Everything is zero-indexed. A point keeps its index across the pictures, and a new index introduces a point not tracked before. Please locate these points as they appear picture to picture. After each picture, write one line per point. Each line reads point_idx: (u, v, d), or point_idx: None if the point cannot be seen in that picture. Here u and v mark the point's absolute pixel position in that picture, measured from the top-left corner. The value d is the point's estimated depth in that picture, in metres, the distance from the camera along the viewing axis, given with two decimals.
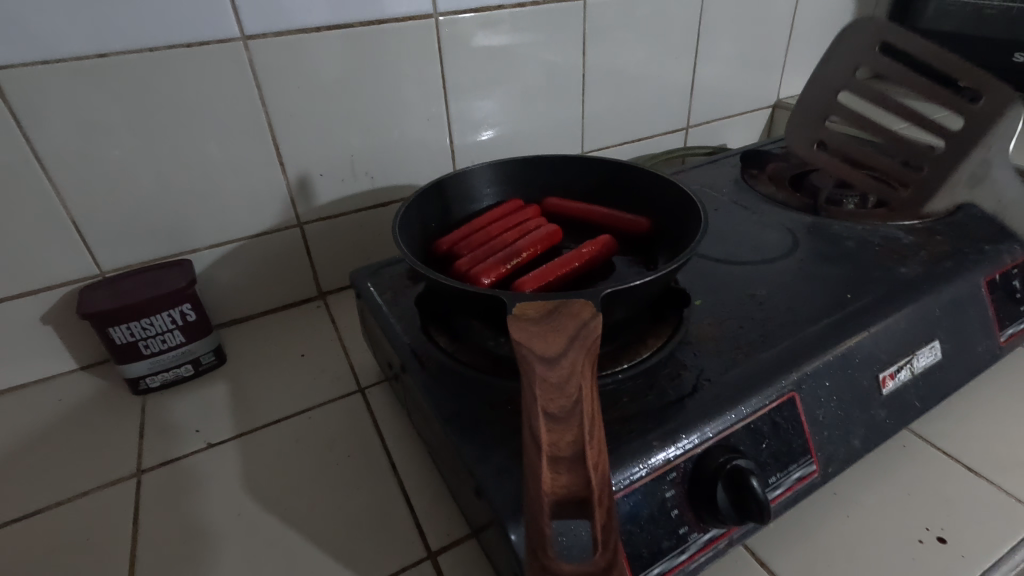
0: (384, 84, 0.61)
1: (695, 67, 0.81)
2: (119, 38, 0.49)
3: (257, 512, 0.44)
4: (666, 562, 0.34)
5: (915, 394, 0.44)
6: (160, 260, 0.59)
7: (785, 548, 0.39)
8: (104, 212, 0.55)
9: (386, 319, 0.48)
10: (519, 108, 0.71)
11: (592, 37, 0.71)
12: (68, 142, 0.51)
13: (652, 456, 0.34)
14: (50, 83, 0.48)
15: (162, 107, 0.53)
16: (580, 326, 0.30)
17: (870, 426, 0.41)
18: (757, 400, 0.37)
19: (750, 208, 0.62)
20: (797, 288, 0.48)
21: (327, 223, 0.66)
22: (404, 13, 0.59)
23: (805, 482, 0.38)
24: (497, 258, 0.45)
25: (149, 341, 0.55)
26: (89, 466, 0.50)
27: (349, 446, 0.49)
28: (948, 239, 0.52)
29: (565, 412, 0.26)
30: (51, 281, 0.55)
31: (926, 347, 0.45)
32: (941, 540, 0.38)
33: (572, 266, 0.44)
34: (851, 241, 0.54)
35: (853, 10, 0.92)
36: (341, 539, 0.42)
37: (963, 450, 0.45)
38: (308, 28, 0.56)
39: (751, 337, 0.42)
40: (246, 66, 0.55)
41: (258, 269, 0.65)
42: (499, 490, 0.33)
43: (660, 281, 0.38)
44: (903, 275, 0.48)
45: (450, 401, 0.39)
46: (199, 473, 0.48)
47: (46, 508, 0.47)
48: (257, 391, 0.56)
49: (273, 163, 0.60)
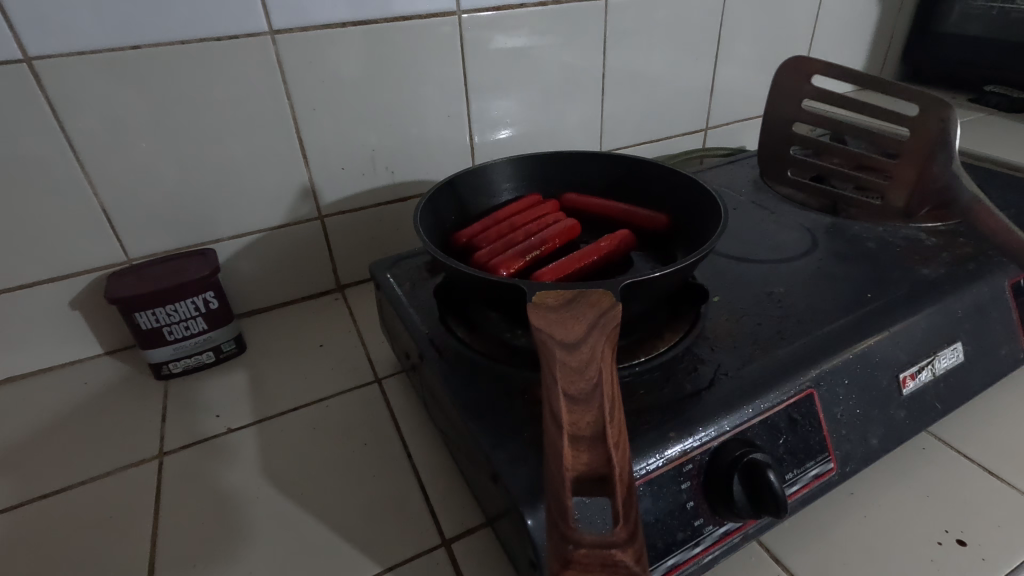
0: (406, 81, 0.62)
1: (716, 68, 0.81)
2: (152, 31, 0.51)
3: (275, 496, 0.45)
4: (681, 554, 0.34)
5: (935, 396, 0.43)
6: (185, 249, 0.60)
7: (801, 545, 0.39)
8: (133, 200, 0.56)
9: (405, 309, 0.49)
10: (538, 106, 0.71)
11: (612, 38, 0.71)
12: (101, 131, 0.52)
13: (669, 447, 0.34)
14: (86, 74, 0.50)
15: (191, 98, 0.54)
16: (599, 315, 0.31)
17: (890, 426, 0.41)
18: (775, 395, 0.37)
19: (769, 208, 0.62)
20: (817, 286, 0.47)
21: (347, 216, 0.66)
22: (429, 10, 0.60)
23: (822, 480, 0.38)
24: (515, 251, 0.45)
25: (173, 327, 0.56)
26: (113, 448, 0.51)
27: (366, 434, 0.50)
28: (971, 241, 0.52)
29: (585, 393, 0.27)
30: (80, 267, 0.57)
31: (947, 349, 0.44)
32: (961, 542, 0.38)
33: (589, 260, 0.44)
34: (872, 242, 0.54)
35: (876, 14, 0.92)
36: (357, 524, 0.42)
37: (985, 454, 0.44)
38: (334, 24, 0.57)
39: (769, 334, 0.42)
40: (273, 60, 0.56)
41: (279, 261, 0.66)
42: (516, 476, 0.33)
43: (679, 274, 0.38)
44: (925, 276, 0.47)
45: (468, 390, 0.40)
46: (219, 457, 0.49)
47: (72, 487, 0.48)
48: (276, 378, 0.57)
49: (296, 156, 0.61)
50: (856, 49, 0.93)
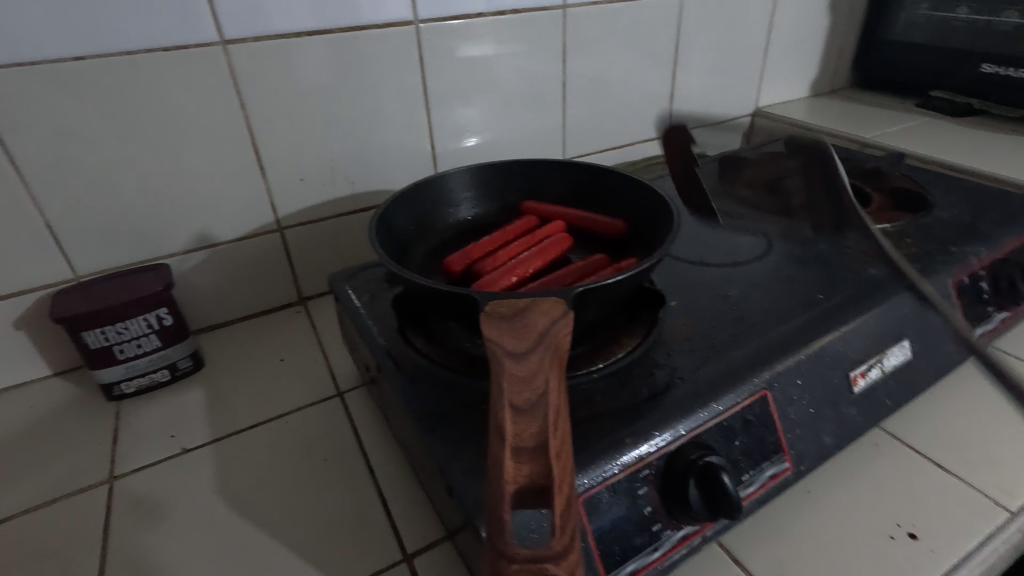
0: (366, 90, 0.62)
1: (675, 76, 0.82)
2: (95, 42, 0.49)
3: (230, 517, 0.44)
4: (639, 560, 0.34)
5: (885, 393, 0.44)
6: (137, 265, 0.58)
7: (759, 544, 0.39)
8: (80, 215, 0.54)
9: (364, 321, 0.48)
10: (500, 115, 0.71)
11: (572, 46, 0.72)
12: (43, 144, 0.50)
13: (625, 453, 0.35)
14: (26, 86, 0.48)
15: (141, 109, 0.53)
16: (549, 324, 0.31)
17: (842, 424, 0.42)
18: (729, 398, 0.38)
19: (727, 212, 0.63)
20: (770, 288, 0.49)
21: (307, 228, 0.65)
22: (385, 19, 0.60)
23: (778, 479, 0.39)
24: (506, 267, 0.45)
25: (124, 345, 0.54)
26: (61, 473, 0.49)
27: (326, 450, 0.49)
28: (916, 241, 0.54)
29: (530, 404, 0.26)
30: (23, 285, 0.55)
31: (895, 346, 0.45)
32: (912, 535, 0.39)
33: (576, 271, 0.45)
34: (824, 244, 0.55)
35: (829, 23, 0.95)
36: (317, 542, 0.41)
37: (933, 447, 0.45)
38: (288, 34, 0.56)
39: (724, 337, 0.43)
40: (226, 70, 0.55)
41: (238, 274, 0.64)
42: (472, 488, 0.33)
43: (634, 279, 0.38)
44: (874, 276, 0.49)
45: (426, 401, 0.40)
46: (174, 478, 0.48)
47: (13, 516, 0.46)
48: (235, 395, 0.56)
49: (253, 168, 0.60)
50: (809, 57, 0.96)
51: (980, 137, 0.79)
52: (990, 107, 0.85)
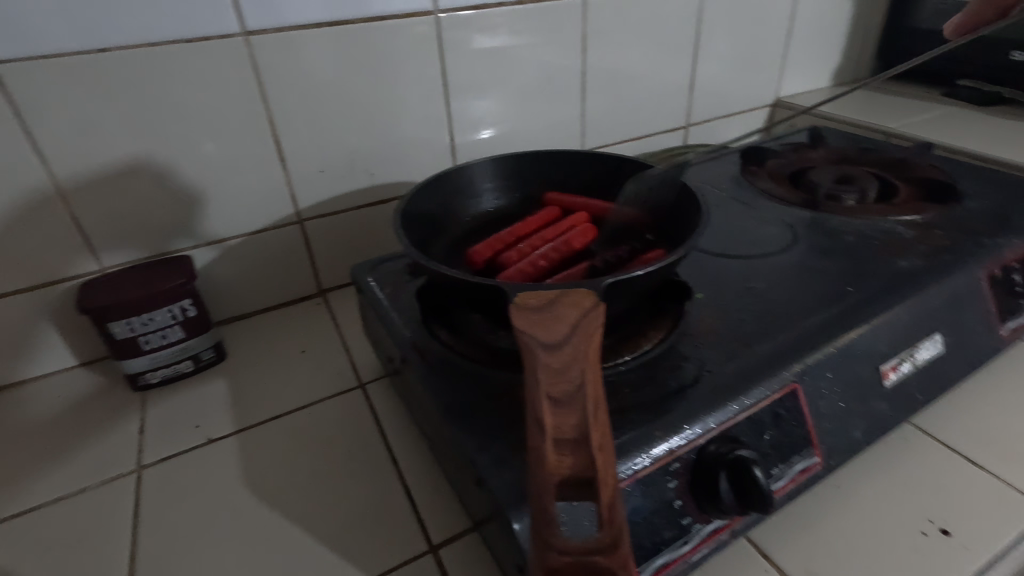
0: (384, 82, 0.62)
1: (694, 66, 0.81)
2: (118, 34, 0.49)
3: (257, 507, 0.44)
4: (670, 553, 0.34)
5: (916, 387, 0.44)
6: (160, 257, 0.59)
7: (788, 539, 0.39)
8: (105, 208, 0.55)
9: (387, 313, 0.48)
10: (518, 107, 0.71)
11: (591, 37, 0.71)
12: (68, 137, 0.51)
13: (655, 446, 0.34)
14: (51, 79, 0.48)
15: (163, 101, 0.53)
16: (582, 314, 0.30)
17: (872, 418, 0.41)
18: (759, 391, 0.37)
19: (750, 203, 0.62)
20: (795, 281, 0.48)
21: (326, 219, 0.66)
22: (404, 9, 0.59)
23: (808, 474, 0.38)
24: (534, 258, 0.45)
25: (149, 336, 0.55)
26: (89, 463, 0.50)
27: (349, 441, 0.49)
28: (947, 233, 0.52)
29: (568, 395, 0.26)
30: (50, 277, 0.55)
31: (926, 340, 0.45)
32: (945, 532, 0.38)
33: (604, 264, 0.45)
34: (850, 236, 0.54)
35: (852, 10, 0.93)
36: (343, 532, 0.42)
37: (964, 443, 0.45)
38: (307, 25, 0.56)
39: (752, 330, 0.42)
40: (247, 62, 0.55)
41: (258, 266, 0.65)
42: (501, 479, 0.33)
43: (662, 271, 0.38)
44: (905, 269, 0.48)
45: (452, 394, 0.39)
46: (202, 467, 0.48)
47: (44, 505, 0.46)
48: (258, 385, 0.56)
49: (273, 160, 0.60)
50: (831, 46, 0.94)
51: (1010, 126, 0.77)
52: (1019, 95, 0.83)
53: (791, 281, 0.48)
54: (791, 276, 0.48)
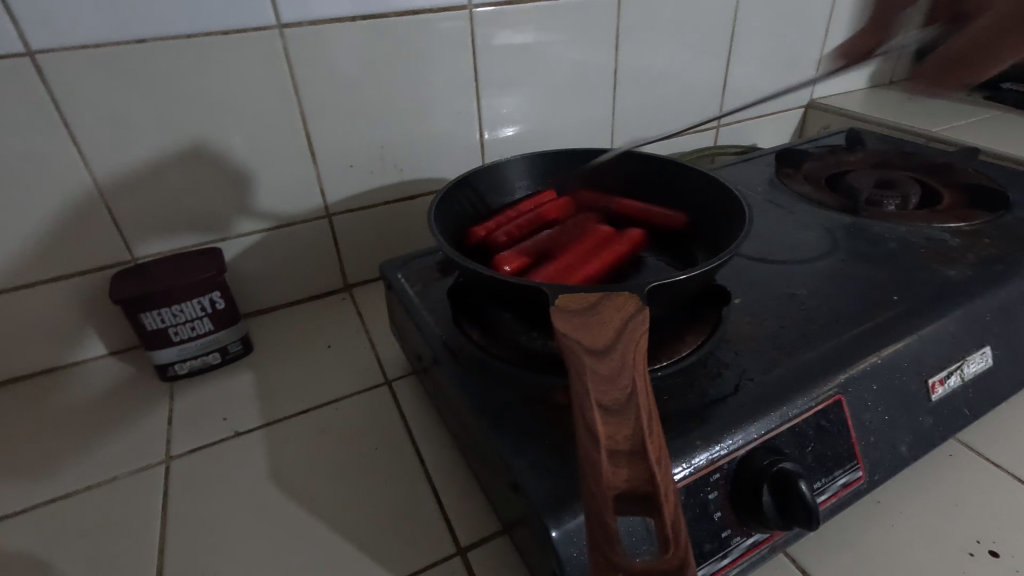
0: (415, 77, 0.61)
1: (727, 66, 0.80)
2: (156, 26, 0.49)
3: (284, 502, 0.44)
4: (708, 566, 0.33)
5: (963, 401, 0.42)
6: (190, 248, 0.59)
7: (827, 556, 0.38)
8: (138, 199, 0.55)
9: (418, 311, 0.47)
10: (548, 104, 0.70)
11: (624, 34, 0.70)
12: (106, 128, 0.51)
13: (696, 456, 0.33)
14: (90, 69, 0.49)
15: (197, 93, 0.53)
16: (626, 318, 0.30)
17: (917, 433, 0.40)
18: (802, 401, 0.36)
19: (787, 207, 0.60)
20: (837, 288, 0.46)
21: (355, 214, 0.65)
22: (438, 4, 0.59)
23: (851, 489, 0.37)
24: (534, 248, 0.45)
25: (179, 328, 0.55)
26: (119, 451, 0.50)
27: (376, 438, 0.49)
28: (996, 242, 0.51)
29: (619, 404, 0.26)
30: (84, 266, 0.56)
31: (976, 353, 0.43)
32: (994, 552, 0.37)
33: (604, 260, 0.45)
34: (893, 243, 0.52)
35: None
36: (370, 531, 0.41)
37: (1011, 461, 0.43)
38: (341, 18, 0.55)
39: (794, 337, 0.41)
40: (281, 55, 0.55)
41: (286, 260, 0.65)
42: (538, 485, 0.32)
43: (705, 276, 0.37)
44: (953, 278, 0.46)
45: (485, 395, 0.39)
46: (229, 459, 0.48)
47: (75, 493, 0.47)
48: (284, 379, 0.56)
49: (304, 154, 0.60)
50: None
51: None
52: None
53: (832, 288, 0.46)
54: (832, 283, 0.47)
